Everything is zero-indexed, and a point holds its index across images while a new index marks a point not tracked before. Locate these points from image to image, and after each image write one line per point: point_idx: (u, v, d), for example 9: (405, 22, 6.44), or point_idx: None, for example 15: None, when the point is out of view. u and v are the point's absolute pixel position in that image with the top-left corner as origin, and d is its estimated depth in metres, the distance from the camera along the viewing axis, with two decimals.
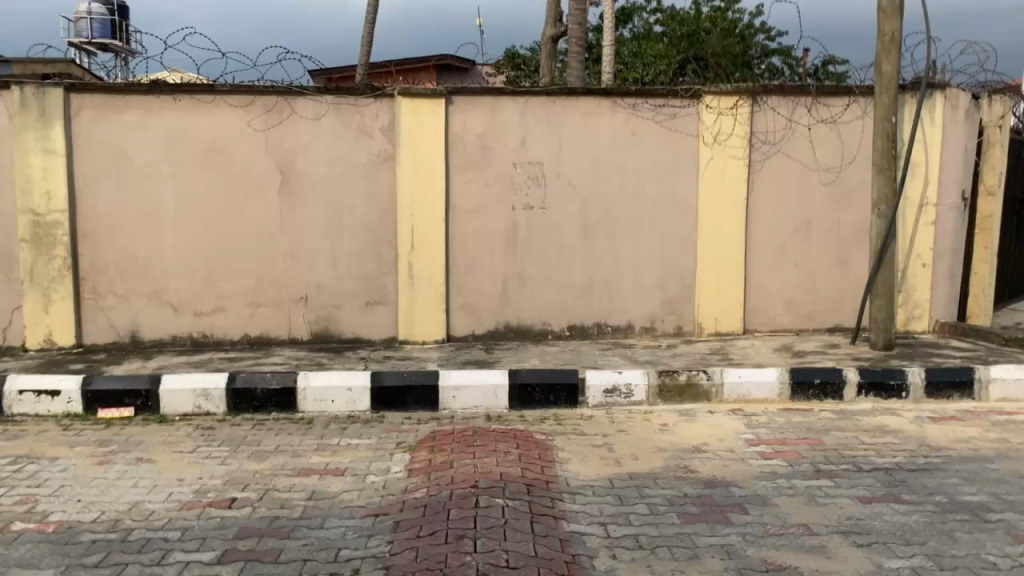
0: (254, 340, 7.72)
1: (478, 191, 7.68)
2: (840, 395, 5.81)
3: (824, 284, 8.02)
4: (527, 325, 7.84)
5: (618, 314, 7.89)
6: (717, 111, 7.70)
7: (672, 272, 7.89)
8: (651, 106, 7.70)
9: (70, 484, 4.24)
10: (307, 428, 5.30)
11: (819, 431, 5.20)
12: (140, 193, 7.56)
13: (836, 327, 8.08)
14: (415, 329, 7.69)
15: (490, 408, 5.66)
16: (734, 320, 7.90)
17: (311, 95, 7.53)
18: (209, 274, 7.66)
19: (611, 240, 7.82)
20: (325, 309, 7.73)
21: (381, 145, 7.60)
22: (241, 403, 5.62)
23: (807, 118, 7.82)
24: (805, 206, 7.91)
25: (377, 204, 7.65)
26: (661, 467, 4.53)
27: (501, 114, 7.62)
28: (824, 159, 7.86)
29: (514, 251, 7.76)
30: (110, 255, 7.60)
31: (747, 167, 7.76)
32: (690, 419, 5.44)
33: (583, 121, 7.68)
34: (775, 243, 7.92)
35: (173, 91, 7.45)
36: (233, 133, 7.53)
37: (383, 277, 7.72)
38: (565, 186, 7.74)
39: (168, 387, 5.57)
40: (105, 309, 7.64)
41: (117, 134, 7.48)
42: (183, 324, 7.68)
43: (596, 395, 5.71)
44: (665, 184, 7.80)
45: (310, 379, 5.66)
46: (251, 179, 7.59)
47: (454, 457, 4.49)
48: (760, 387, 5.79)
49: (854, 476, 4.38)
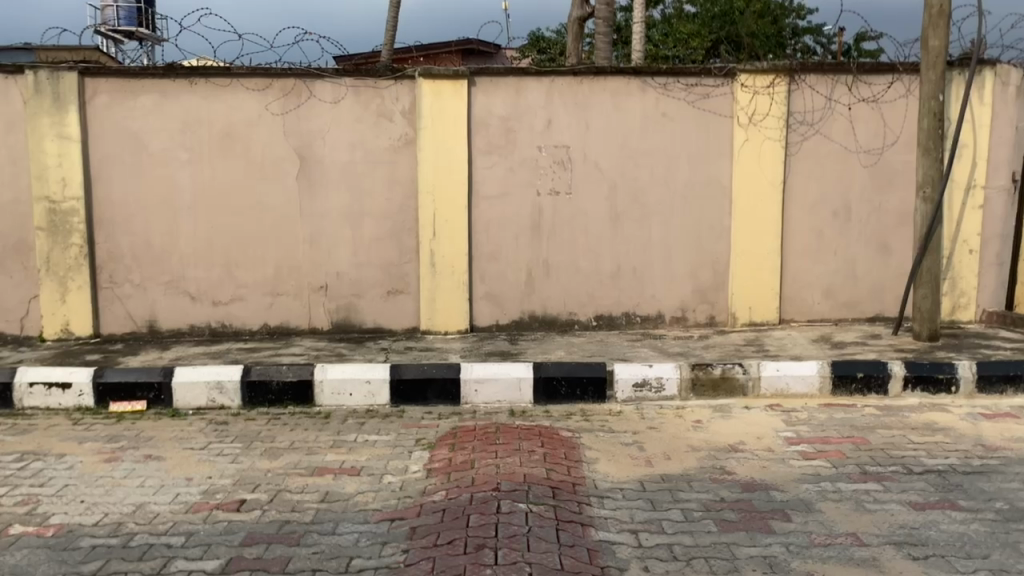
0: (273, 330, 7.54)
1: (503, 175, 7.41)
2: (885, 390, 5.47)
3: (864, 272, 7.66)
4: (553, 314, 7.57)
5: (648, 303, 7.60)
6: (752, 90, 7.35)
7: (705, 259, 7.58)
8: (682, 85, 7.37)
9: (75, 483, 4.06)
10: (324, 423, 5.09)
11: (864, 429, 4.89)
12: (156, 180, 7.39)
13: (877, 316, 7.71)
14: (437, 319, 7.46)
15: (514, 402, 5.41)
16: (770, 310, 7.57)
17: (330, 78, 7.29)
18: (227, 262, 7.48)
19: (641, 227, 7.51)
20: (345, 298, 7.52)
21: (402, 129, 7.35)
22: (256, 396, 5.41)
23: (847, 97, 7.44)
24: (845, 190, 7.55)
25: (398, 190, 7.41)
26: (695, 468, 4.25)
27: (526, 96, 7.33)
28: (865, 140, 7.49)
29: (540, 238, 7.49)
30: (127, 243, 7.44)
31: (783, 149, 7.41)
32: (725, 416, 5.15)
33: (611, 102, 7.37)
34: (812, 229, 7.57)
35: (189, 74, 7.25)
36: (250, 118, 7.32)
37: (405, 265, 7.49)
38: (592, 170, 7.44)
39: (181, 379, 5.39)
40: (123, 298, 7.49)
41: (132, 119, 7.31)
42: (201, 314, 7.51)
43: (626, 390, 5.43)
44: (697, 167, 7.47)
45: (327, 371, 5.44)
46: (269, 164, 7.38)
47: (476, 456, 4.23)
48: (799, 382, 5.48)
49: (905, 480, 4.07)
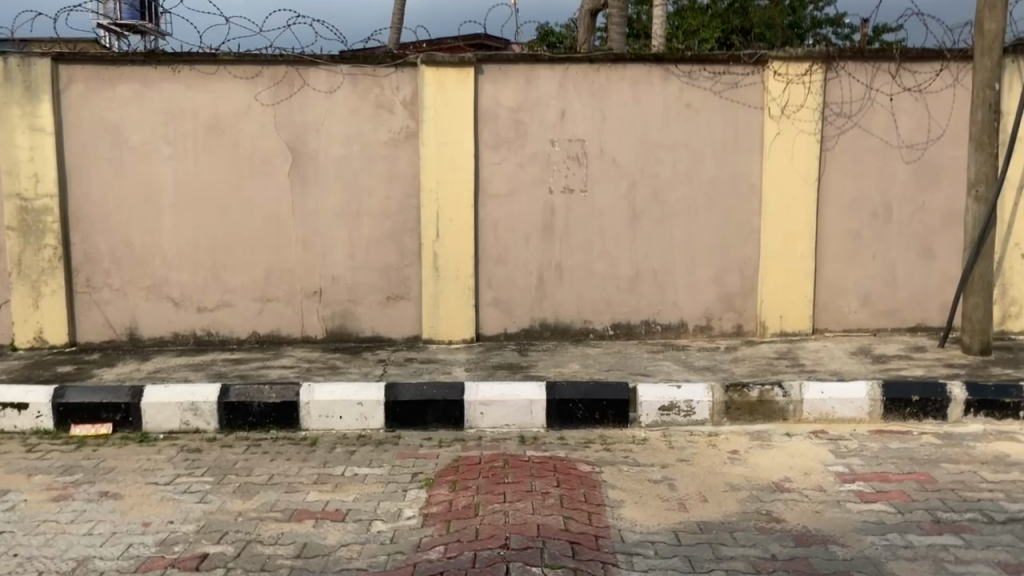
0: (263, 339, 6.95)
1: (512, 171, 6.80)
2: (943, 415, 4.85)
3: (905, 278, 7.02)
4: (565, 322, 6.97)
5: (670, 310, 6.97)
6: (786, 79, 6.72)
7: (732, 263, 6.95)
8: (709, 73, 6.74)
9: (11, 530, 3.47)
10: (309, 452, 4.50)
11: (926, 462, 4.26)
12: (137, 175, 6.80)
13: (919, 326, 7.07)
14: (440, 327, 6.86)
15: (525, 427, 4.81)
16: (802, 319, 6.94)
17: (324, 65, 6.69)
18: (213, 265, 6.89)
19: (663, 228, 6.89)
20: (341, 304, 6.93)
21: (403, 121, 6.75)
22: (235, 419, 4.83)
23: (889, 87, 6.80)
24: (886, 188, 6.92)
25: (398, 187, 6.81)
26: (737, 514, 3.63)
27: (538, 85, 6.72)
28: (908, 134, 6.85)
29: (552, 240, 6.88)
30: (105, 245, 6.86)
31: (818, 143, 6.78)
32: (764, 445, 4.54)
33: (631, 92, 6.74)
34: (849, 230, 6.95)
35: (172, 61, 6.66)
36: (238, 109, 6.73)
37: (406, 269, 6.89)
38: (609, 166, 6.82)
39: (151, 400, 4.81)
40: (101, 304, 6.91)
41: (111, 110, 6.72)
42: (185, 321, 6.93)
43: (650, 413, 4.82)
44: (724, 163, 6.84)
45: (315, 391, 4.85)
46: (258, 159, 6.79)
47: (481, 500, 3.61)
48: (846, 405, 4.86)
49: (988, 532, 3.43)
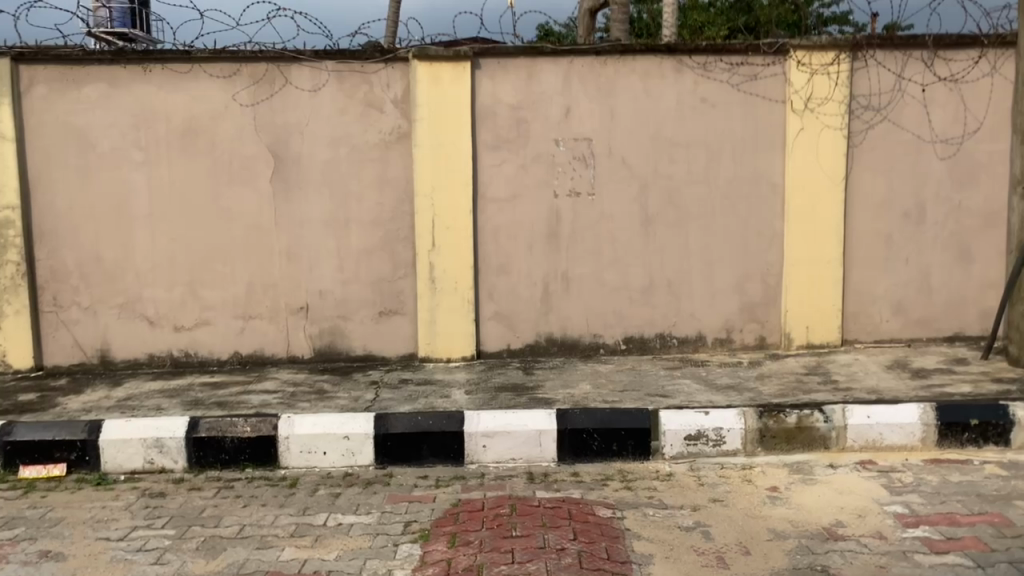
0: (245, 359, 6.39)
1: (514, 174, 6.26)
2: (1005, 440, 4.31)
3: (941, 284, 6.47)
4: (573, 337, 6.41)
5: (686, 322, 6.42)
6: (810, 69, 6.18)
7: (754, 269, 6.41)
8: (726, 64, 6.21)
9: None
10: (288, 496, 3.94)
11: (996, 499, 3.70)
12: (106, 185, 6.26)
13: (957, 336, 6.51)
14: (437, 344, 6.30)
15: (533, 462, 4.25)
16: (831, 329, 6.38)
17: (307, 61, 6.15)
18: (190, 281, 6.35)
19: (678, 233, 6.35)
20: (329, 321, 6.38)
21: (395, 121, 6.20)
22: (205, 456, 4.28)
23: (922, 77, 6.26)
24: (919, 187, 6.37)
25: (389, 193, 6.27)
26: (787, 572, 3.07)
27: (540, 79, 6.18)
28: (942, 128, 6.31)
29: (557, 248, 6.34)
30: (73, 260, 6.31)
31: (846, 138, 6.24)
32: (807, 480, 3.99)
33: (641, 86, 6.20)
34: (879, 233, 6.40)
35: (142, 59, 6.12)
36: (215, 110, 6.19)
37: (399, 281, 6.35)
38: (619, 167, 6.28)
39: (110, 437, 4.26)
40: (69, 324, 6.36)
41: (76, 113, 6.18)
42: (161, 341, 6.38)
43: (674, 444, 4.26)
44: (743, 162, 6.30)
45: (295, 424, 4.30)
46: (238, 164, 6.24)
47: (485, 561, 3.06)
48: (896, 432, 4.30)
49: None
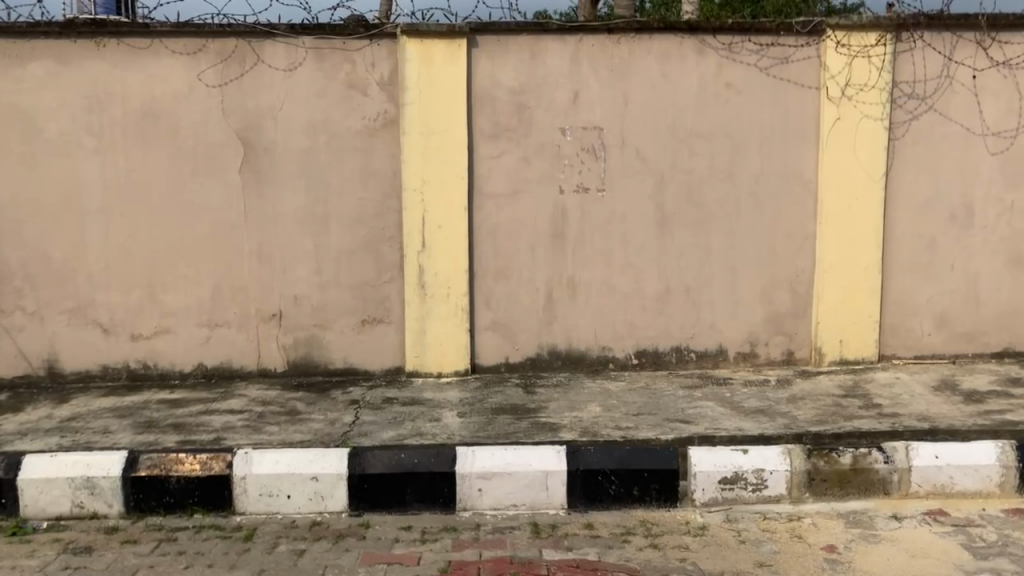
0: (211, 372, 5.69)
1: (515, 167, 5.55)
2: None
3: (990, 293, 5.79)
4: (579, 349, 5.72)
5: (706, 334, 5.74)
6: (848, 51, 5.50)
7: (782, 276, 5.73)
8: (754, 45, 5.52)
9: None
10: (241, 553, 3.23)
11: None
12: (54, 174, 5.51)
13: (1006, 352, 5.84)
14: (426, 356, 5.61)
15: (539, 509, 3.57)
16: (867, 344, 5.71)
17: (282, 37, 5.43)
18: (149, 284, 5.63)
19: (698, 234, 5.66)
20: (305, 329, 5.67)
21: (380, 105, 5.48)
22: (146, 500, 3.58)
23: (973, 61, 5.58)
24: (967, 185, 5.69)
25: (374, 186, 5.55)
26: None
27: (545, 60, 5.47)
28: (994, 118, 5.64)
29: (562, 250, 5.64)
30: (15, 259, 5.56)
31: (887, 130, 5.56)
32: (870, 537, 3.30)
33: (658, 68, 5.50)
34: (922, 236, 5.72)
35: (95, 33, 5.38)
36: (179, 92, 5.46)
37: (384, 286, 5.64)
38: (633, 160, 5.58)
39: (31, 477, 3.55)
40: (12, 331, 5.62)
41: (20, 93, 5.41)
42: (117, 351, 5.66)
43: (707, 489, 3.59)
44: (772, 155, 5.61)
45: (254, 463, 3.60)
46: (203, 153, 5.52)
47: None
48: (969, 475, 3.64)
49: None
